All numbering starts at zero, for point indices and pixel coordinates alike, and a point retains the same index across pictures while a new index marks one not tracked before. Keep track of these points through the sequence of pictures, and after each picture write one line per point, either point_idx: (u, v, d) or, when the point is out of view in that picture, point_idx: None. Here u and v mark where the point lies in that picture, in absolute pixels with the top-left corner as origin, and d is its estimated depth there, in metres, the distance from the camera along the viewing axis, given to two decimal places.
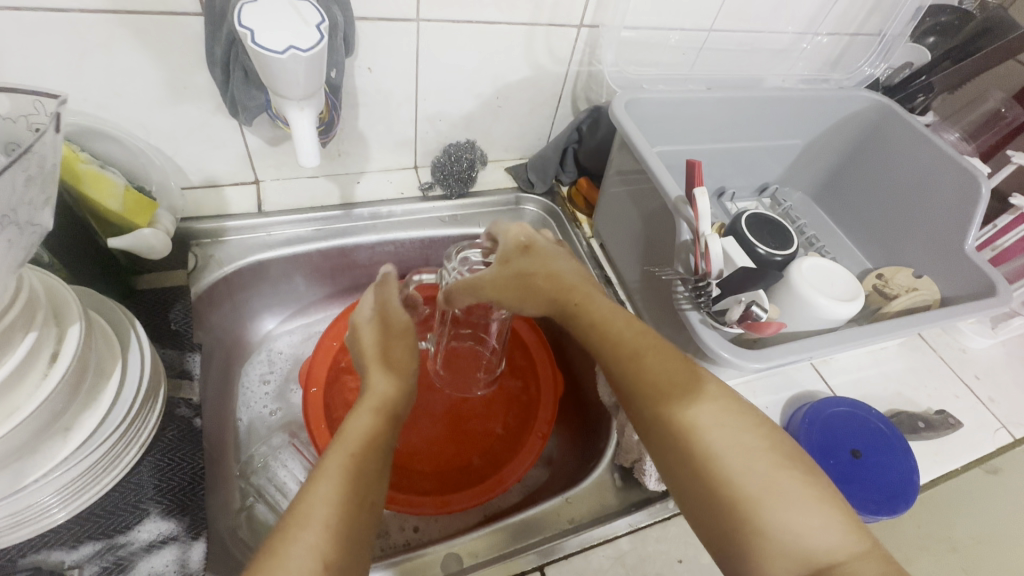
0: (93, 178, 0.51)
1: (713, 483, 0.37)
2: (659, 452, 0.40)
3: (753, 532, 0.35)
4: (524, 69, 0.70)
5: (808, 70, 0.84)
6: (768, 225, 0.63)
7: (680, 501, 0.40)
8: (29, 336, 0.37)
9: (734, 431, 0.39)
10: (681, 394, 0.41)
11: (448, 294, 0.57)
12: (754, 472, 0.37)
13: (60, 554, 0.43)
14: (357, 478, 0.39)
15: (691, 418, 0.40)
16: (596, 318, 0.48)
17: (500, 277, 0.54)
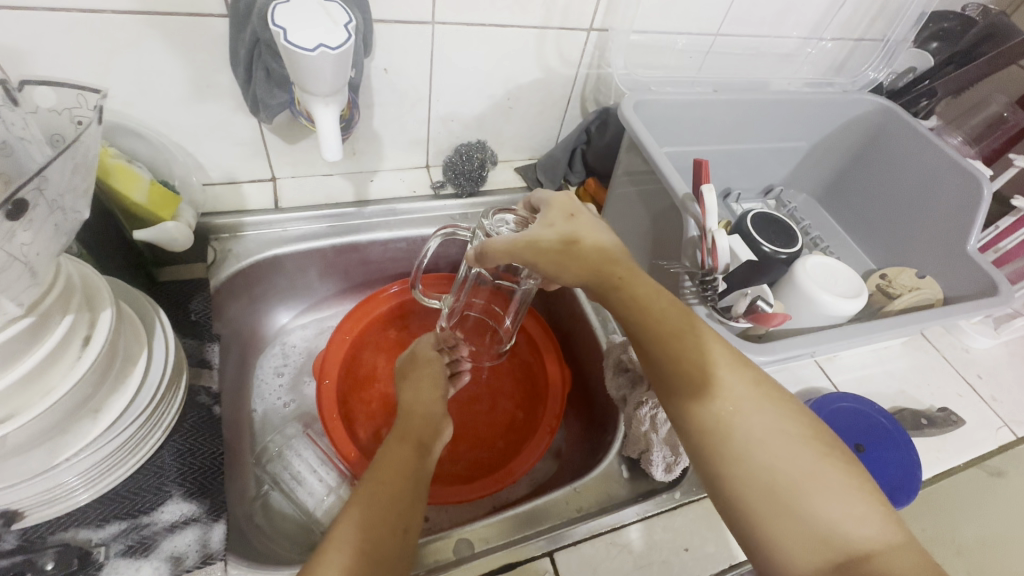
0: (120, 171, 0.54)
1: (755, 475, 0.39)
2: (698, 441, 0.42)
3: (793, 518, 0.37)
4: (534, 71, 0.72)
5: (812, 74, 0.86)
6: (773, 225, 0.64)
7: (718, 490, 0.41)
8: (66, 319, 0.38)
9: (777, 421, 0.41)
10: (725, 383, 0.42)
11: (483, 251, 0.48)
12: (798, 462, 0.39)
13: (88, 532, 0.44)
14: (384, 505, 0.45)
15: (735, 408, 0.41)
16: (640, 295, 0.46)
17: (548, 241, 0.47)
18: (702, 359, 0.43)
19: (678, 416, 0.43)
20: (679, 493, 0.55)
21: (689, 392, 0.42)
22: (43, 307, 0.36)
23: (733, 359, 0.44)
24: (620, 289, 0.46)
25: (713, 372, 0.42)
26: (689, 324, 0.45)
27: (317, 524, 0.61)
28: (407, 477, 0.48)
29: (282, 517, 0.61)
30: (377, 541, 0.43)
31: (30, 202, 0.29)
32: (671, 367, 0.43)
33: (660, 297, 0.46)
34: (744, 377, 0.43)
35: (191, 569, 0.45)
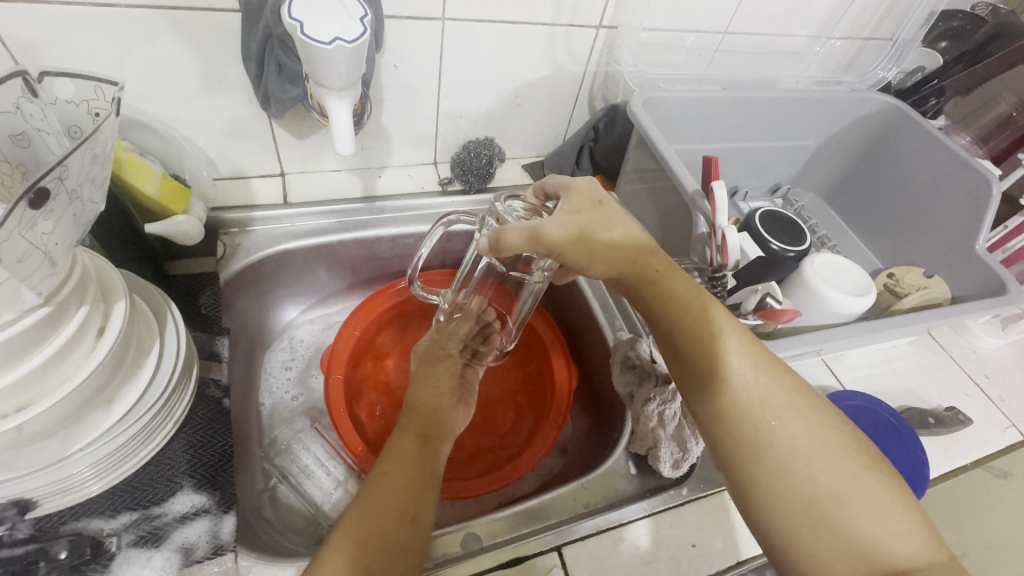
0: (132, 164, 0.54)
1: (796, 484, 0.40)
2: (734, 448, 0.43)
3: (831, 532, 0.38)
4: (543, 68, 0.72)
5: (821, 72, 0.85)
6: (781, 223, 0.64)
7: (749, 493, 0.42)
8: (81, 310, 0.39)
9: (818, 434, 0.42)
10: (766, 394, 0.43)
11: (500, 238, 0.46)
12: (839, 477, 0.40)
13: (100, 522, 0.45)
14: (403, 495, 0.47)
15: (776, 419, 0.42)
16: (675, 292, 0.47)
17: (576, 230, 0.47)
18: (742, 370, 0.44)
19: (711, 422, 0.44)
20: (687, 490, 0.56)
21: (726, 401, 0.43)
22: (61, 297, 0.36)
23: (774, 369, 0.44)
24: (653, 287, 0.47)
25: (752, 382, 0.43)
26: (729, 329, 0.45)
27: (325, 518, 0.62)
28: (416, 467, 0.50)
29: (290, 509, 0.61)
30: (386, 528, 0.44)
31: (51, 191, 0.30)
32: (708, 376, 0.44)
33: (695, 299, 0.47)
34: (784, 388, 0.44)
35: (202, 560, 0.45)
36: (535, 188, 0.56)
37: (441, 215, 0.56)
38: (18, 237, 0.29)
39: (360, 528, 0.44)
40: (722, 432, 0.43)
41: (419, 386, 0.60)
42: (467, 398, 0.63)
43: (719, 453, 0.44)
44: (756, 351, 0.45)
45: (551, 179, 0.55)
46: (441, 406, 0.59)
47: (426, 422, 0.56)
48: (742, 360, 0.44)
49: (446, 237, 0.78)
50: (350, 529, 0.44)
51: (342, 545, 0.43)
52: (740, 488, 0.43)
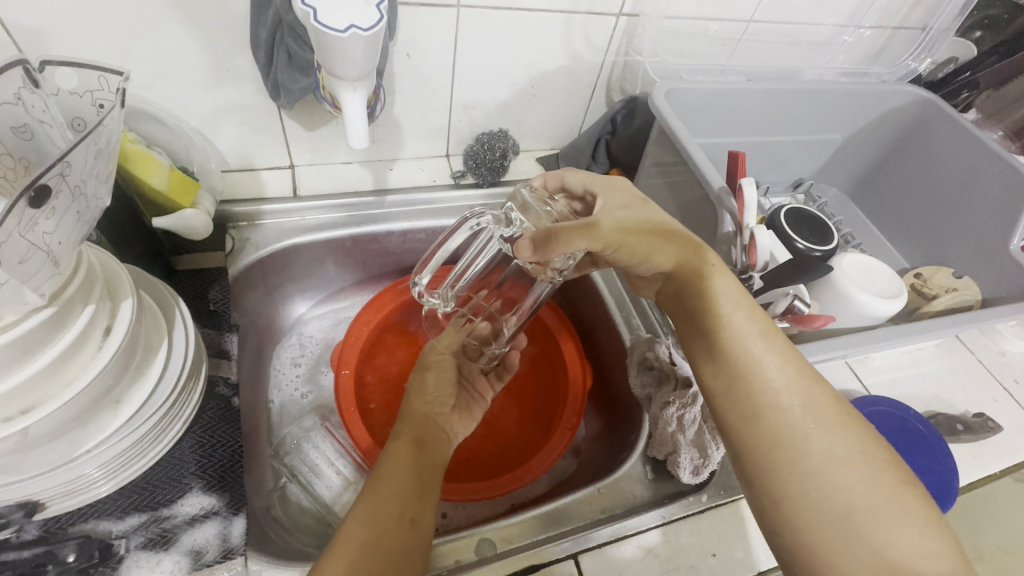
0: (139, 157, 0.53)
1: (828, 495, 0.38)
2: (764, 452, 0.41)
3: (862, 545, 0.37)
4: (560, 58, 0.70)
5: (848, 63, 0.82)
6: (808, 220, 0.62)
7: (775, 505, 0.40)
8: (87, 309, 0.37)
9: (856, 444, 0.40)
10: (808, 399, 0.42)
11: (552, 235, 0.43)
12: (875, 490, 0.38)
13: (108, 524, 0.44)
14: (399, 497, 0.46)
15: (814, 425, 0.40)
16: (715, 290, 0.46)
17: (625, 225, 0.46)
18: (782, 375, 0.43)
19: (739, 425, 0.43)
20: (707, 497, 0.54)
21: (761, 404, 0.42)
22: (64, 297, 0.35)
23: (812, 377, 0.43)
24: (698, 289, 0.46)
25: (793, 387, 0.42)
26: (767, 334, 0.44)
27: (335, 518, 0.61)
28: (414, 474, 0.49)
29: (299, 509, 0.60)
30: (384, 532, 0.44)
31: (52, 188, 0.28)
32: (743, 378, 0.43)
33: (735, 303, 0.46)
34: (824, 395, 0.42)
35: (211, 564, 0.44)
36: (552, 177, 0.57)
37: (470, 212, 0.50)
38: (18, 237, 0.27)
39: (361, 528, 0.44)
40: (753, 434, 0.42)
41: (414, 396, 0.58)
42: (466, 407, 0.62)
43: (746, 457, 0.42)
44: (794, 358, 0.44)
45: (570, 175, 0.56)
46: (434, 413, 0.58)
47: (422, 428, 0.55)
48: (781, 364, 0.43)
49: None
50: (354, 530, 0.44)
51: (341, 549, 0.42)
52: (765, 496, 0.41)
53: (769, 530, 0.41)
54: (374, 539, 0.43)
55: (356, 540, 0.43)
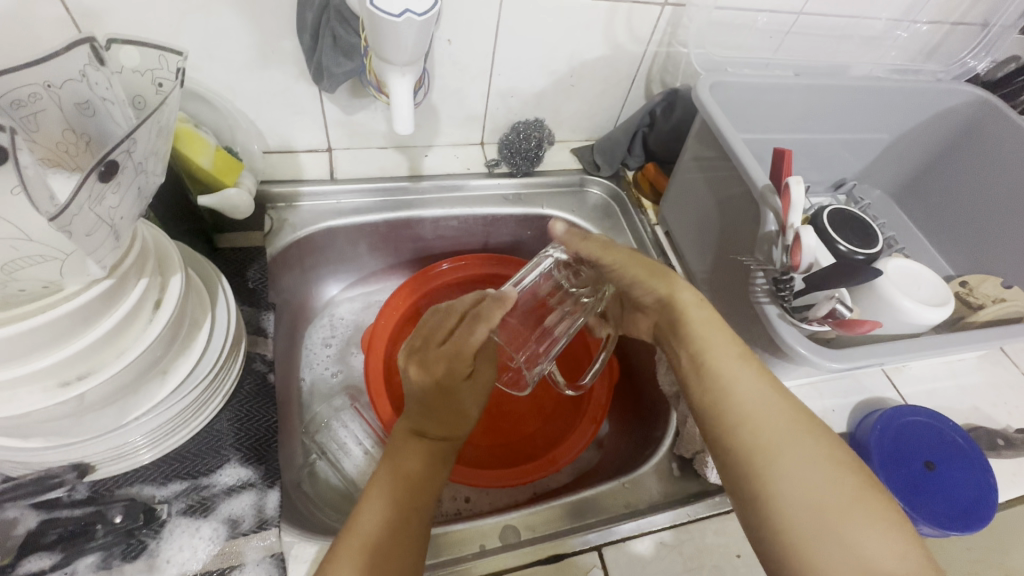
0: (187, 136, 0.54)
1: (803, 494, 0.39)
2: (744, 456, 0.42)
3: (839, 546, 0.37)
4: (601, 47, 0.69)
5: (900, 59, 0.79)
6: (853, 223, 0.59)
7: (758, 507, 0.41)
8: (141, 282, 0.39)
9: (827, 450, 0.41)
10: (781, 407, 0.43)
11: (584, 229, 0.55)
12: (841, 489, 0.39)
13: (152, 489, 0.46)
14: (405, 489, 0.45)
15: (788, 431, 0.42)
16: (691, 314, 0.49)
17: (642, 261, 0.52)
18: (755, 387, 0.44)
19: (717, 437, 0.44)
20: None
21: (739, 414, 0.44)
22: (122, 269, 0.36)
23: (786, 394, 0.44)
24: (686, 323, 0.49)
25: (766, 399, 0.44)
26: (740, 352, 0.47)
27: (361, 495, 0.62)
28: (423, 463, 0.48)
29: (328, 485, 0.62)
30: (391, 530, 0.43)
31: (119, 163, 0.29)
32: (724, 391, 0.45)
33: (717, 330, 0.48)
34: (796, 405, 0.44)
35: (247, 533, 0.46)
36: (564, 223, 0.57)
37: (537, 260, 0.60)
38: (87, 210, 0.28)
39: (376, 511, 0.43)
40: (734, 443, 0.43)
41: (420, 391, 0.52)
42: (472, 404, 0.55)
43: (728, 464, 0.43)
44: (769, 374, 0.46)
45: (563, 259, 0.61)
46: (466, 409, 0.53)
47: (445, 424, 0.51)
48: (757, 378, 0.45)
49: (489, 222, 0.76)
50: (369, 512, 0.43)
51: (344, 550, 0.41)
52: (749, 499, 0.41)
53: (750, 532, 0.41)
54: (385, 521, 0.43)
55: (361, 536, 0.42)
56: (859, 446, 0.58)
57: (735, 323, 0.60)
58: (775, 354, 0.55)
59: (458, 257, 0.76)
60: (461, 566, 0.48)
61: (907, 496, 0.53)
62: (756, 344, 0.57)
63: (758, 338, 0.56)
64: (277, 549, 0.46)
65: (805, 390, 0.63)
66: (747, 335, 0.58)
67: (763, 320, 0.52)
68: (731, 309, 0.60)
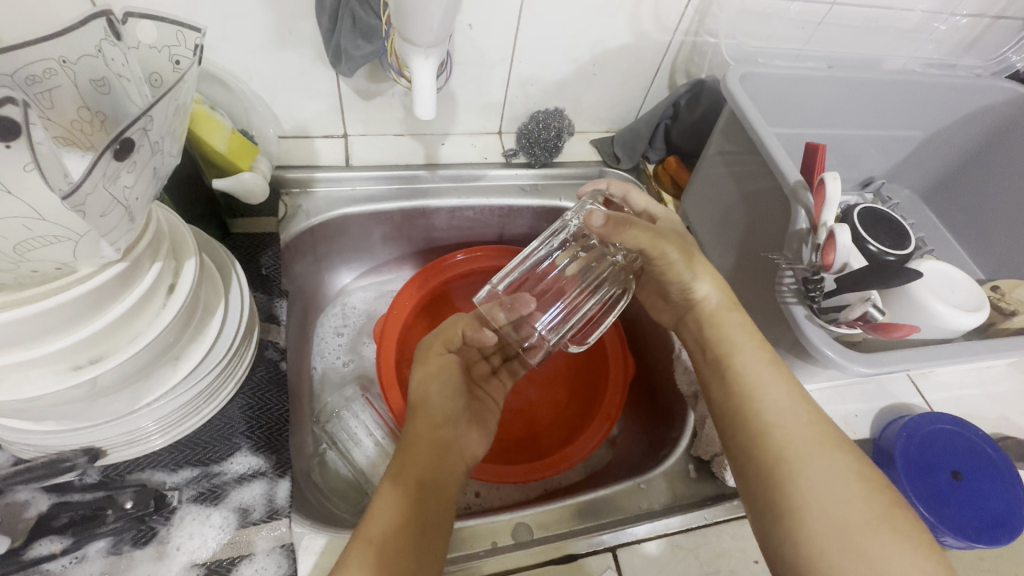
0: (202, 118, 0.53)
1: (826, 507, 0.39)
2: (769, 463, 0.42)
3: (861, 559, 0.37)
4: (626, 35, 0.67)
5: (935, 53, 0.76)
6: (884, 222, 0.57)
7: (776, 514, 0.41)
8: (154, 267, 0.38)
9: (852, 465, 0.41)
10: (809, 420, 0.43)
11: (627, 220, 0.50)
12: (867, 506, 0.39)
13: (162, 475, 0.45)
14: (419, 490, 0.43)
15: (816, 444, 0.42)
16: (723, 322, 0.50)
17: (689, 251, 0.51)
18: (785, 395, 0.45)
19: (741, 443, 0.45)
20: None
21: (767, 421, 0.44)
22: (136, 252, 0.35)
23: (816, 406, 0.45)
24: (714, 325, 0.50)
25: (796, 409, 0.44)
26: (770, 362, 0.47)
27: (369, 485, 0.61)
28: (432, 466, 0.45)
29: (337, 475, 0.61)
30: (412, 526, 0.40)
31: (135, 142, 0.28)
32: (752, 396, 0.46)
33: (743, 332, 0.49)
34: (825, 420, 0.44)
35: (258, 522, 0.45)
36: (599, 212, 0.52)
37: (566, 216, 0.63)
38: (103, 190, 0.27)
39: (391, 509, 0.41)
40: (761, 450, 0.43)
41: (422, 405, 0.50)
42: (481, 418, 0.54)
43: (751, 470, 0.43)
44: (796, 383, 0.46)
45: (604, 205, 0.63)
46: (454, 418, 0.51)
47: (444, 430, 0.49)
48: (786, 386, 0.46)
49: (506, 213, 0.75)
50: (385, 514, 0.40)
51: (361, 549, 0.38)
52: (771, 506, 0.41)
53: (767, 538, 0.41)
54: (404, 518, 0.40)
55: (377, 536, 0.39)
56: (884, 453, 0.56)
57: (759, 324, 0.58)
58: (800, 356, 0.53)
59: (473, 247, 0.74)
60: (470, 563, 0.47)
61: (931, 507, 0.51)
62: (780, 345, 0.55)
63: (783, 339, 0.55)
64: (288, 540, 0.45)
65: (827, 393, 0.61)
66: (771, 336, 0.56)
67: (789, 321, 0.50)
68: (755, 309, 0.59)
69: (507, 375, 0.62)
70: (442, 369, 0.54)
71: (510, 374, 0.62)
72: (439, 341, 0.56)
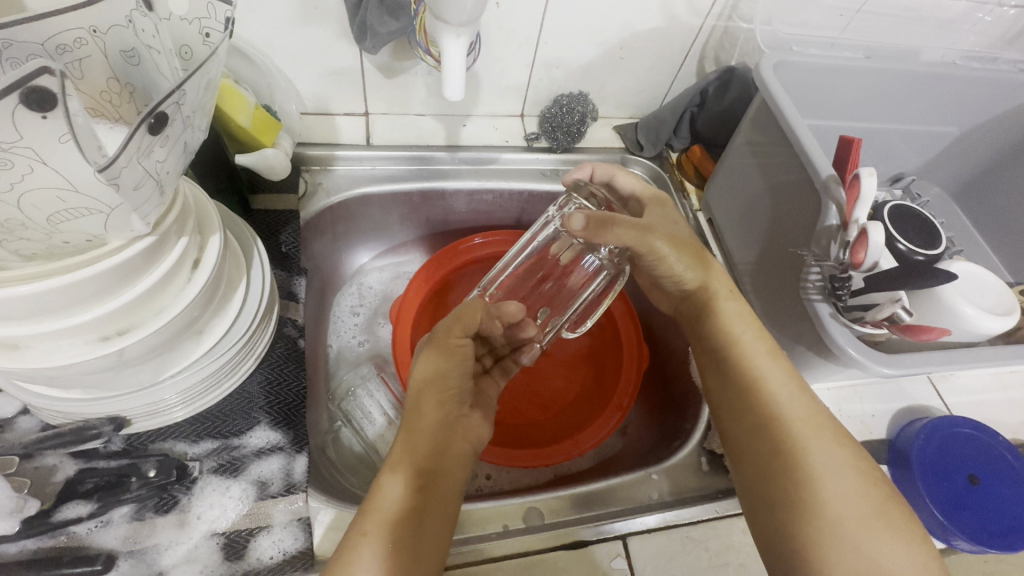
0: (227, 92, 0.52)
1: (824, 502, 0.39)
2: (768, 457, 0.42)
3: (854, 553, 0.37)
4: (657, 19, 0.65)
5: (977, 45, 0.73)
6: (916, 220, 0.55)
7: (772, 509, 0.41)
8: (181, 241, 0.38)
9: (851, 458, 0.41)
10: (806, 412, 0.43)
11: (608, 221, 0.49)
12: (863, 502, 0.39)
13: (184, 446, 0.46)
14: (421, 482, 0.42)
15: (812, 437, 0.42)
16: (730, 316, 0.49)
17: (677, 241, 0.51)
18: (782, 388, 0.45)
19: (739, 437, 0.45)
20: None
21: (765, 415, 0.44)
22: (164, 226, 0.35)
23: (815, 398, 0.44)
24: (716, 316, 0.50)
25: (793, 401, 0.44)
26: (770, 355, 0.47)
27: (382, 462, 0.62)
28: (433, 455, 0.44)
29: (351, 453, 0.62)
30: (414, 518, 0.40)
31: (169, 116, 0.28)
32: (749, 390, 0.45)
33: (746, 324, 0.49)
34: (823, 412, 0.44)
35: (275, 496, 0.46)
36: (579, 213, 0.50)
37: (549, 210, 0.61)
38: (135, 164, 0.28)
39: (394, 501, 0.40)
40: (759, 445, 0.43)
41: (426, 389, 0.47)
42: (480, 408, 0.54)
43: (749, 465, 0.44)
44: (796, 376, 0.46)
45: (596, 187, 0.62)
46: (456, 403, 0.49)
47: (448, 417, 0.47)
48: (784, 379, 0.45)
49: (525, 198, 0.74)
50: (387, 504, 0.40)
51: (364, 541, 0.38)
52: (769, 500, 0.42)
53: (764, 532, 0.42)
54: (408, 509, 0.40)
55: (378, 528, 0.38)
56: (900, 455, 0.56)
57: (781, 319, 0.57)
58: (822, 354, 0.52)
59: (492, 231, 0.74)
60: (481, 545, 0.47)
61: (946, 509, 0.51)
62: (801, 343, 0.55)
63: (805, 336, 0.54)
64: (304, 514, 0.46)
65: (844, 393, 0.61)
66: (793, 333, 0.56)
67: (813, 318, 0.49)
68: (778, 305, 0.58)
69: (499, 376, 0.60)
70: (453, 353, 0.50)
71: (502, 373, 0.60)
72: (456, 324, 0.51)
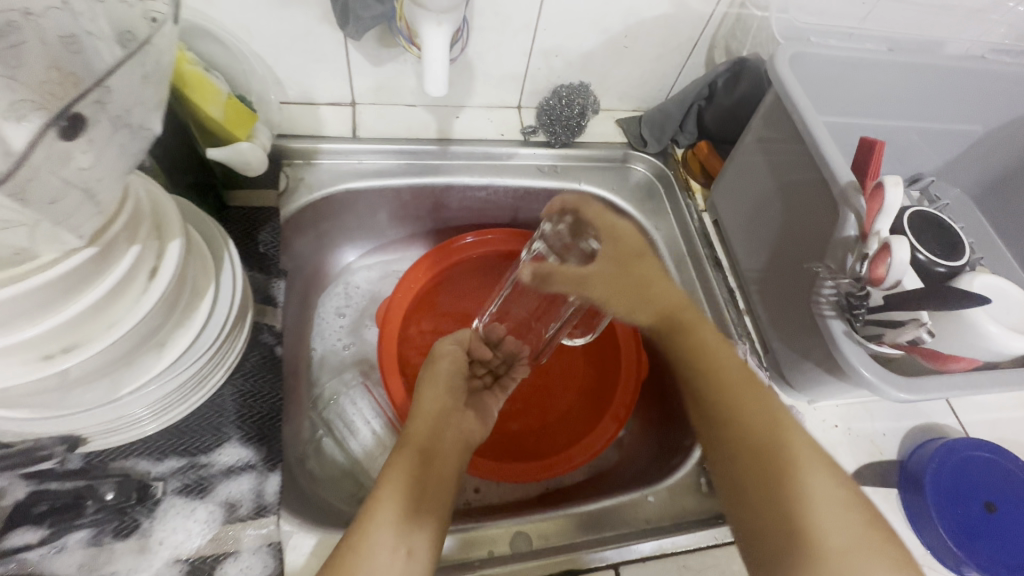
0: (197, 82, 0.48)
1: (807, 532, 0.36)
2: (745, 487, 0.39)
3: None
4: (664, 5, 0.60)
5: (1007, 38, 0.68)
6: (937, 228, 0.51)
7: (755, 543, 0.38)
8: (132, 250, 0.34)
9: (829, 479, 0.38)
10: (774, 431, 0.40)
11: (549, 273, 0.50)
12: (847, 527, 0.36)
13: (147, 464, 0.43)
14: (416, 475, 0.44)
15: (785, 460, 0.38)
16: (700, 340, 0.46)
17: (615, 282, 0.48)
18: (749, 408, 0.41)
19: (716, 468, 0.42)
20: None
21: (735, 440, 0.41)
22: (107, 236, 0.32)
23: (786, 416, 0.41)
24: (683, 340, 0.46)
25: (760, 420, 0.41)
26: (737, 376, 0.44)
27: (366, 476, 0.59)
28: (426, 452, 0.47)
29: (333, 464, 0.59)
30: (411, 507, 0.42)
31: (88, 117, 0.26)
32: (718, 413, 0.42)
33: (720, 352, 0.45)
34: (794, 431, 0.40)
35: (245, 519, 0.43)
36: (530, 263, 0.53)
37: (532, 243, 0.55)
38: (47, 175, 0.25)
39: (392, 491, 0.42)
40: (734, 474, 0.40)
41: (425, 391, 0.52)
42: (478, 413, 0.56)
43: (728, 497, 0.41)
44: (765, 394, 0.43)
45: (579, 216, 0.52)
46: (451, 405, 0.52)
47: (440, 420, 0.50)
48: (749, 398, 0.42)
49: (521, 195, 0.70)
50: (385, 497, 0.42)
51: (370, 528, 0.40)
52: (752, 534, 0.38)
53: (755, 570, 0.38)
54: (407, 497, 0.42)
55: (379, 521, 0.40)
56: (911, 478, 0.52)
57: (792, 332, 0.54)
58: (834, 372, 0.49)
59: (485, 229, 0.70)
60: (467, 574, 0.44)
61: (960, 539, 0.48)
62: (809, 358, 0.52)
63: (815, 352, 0.51)
64: (275, 538, 0.43)
65: (853, 409, 0.57)
66: (802, 347, 0.52)
67: (824, 335, 0.46)
68: (787, 316, 0.54)
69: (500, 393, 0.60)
70: (444, 356, 0.55)
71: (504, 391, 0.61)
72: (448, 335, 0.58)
